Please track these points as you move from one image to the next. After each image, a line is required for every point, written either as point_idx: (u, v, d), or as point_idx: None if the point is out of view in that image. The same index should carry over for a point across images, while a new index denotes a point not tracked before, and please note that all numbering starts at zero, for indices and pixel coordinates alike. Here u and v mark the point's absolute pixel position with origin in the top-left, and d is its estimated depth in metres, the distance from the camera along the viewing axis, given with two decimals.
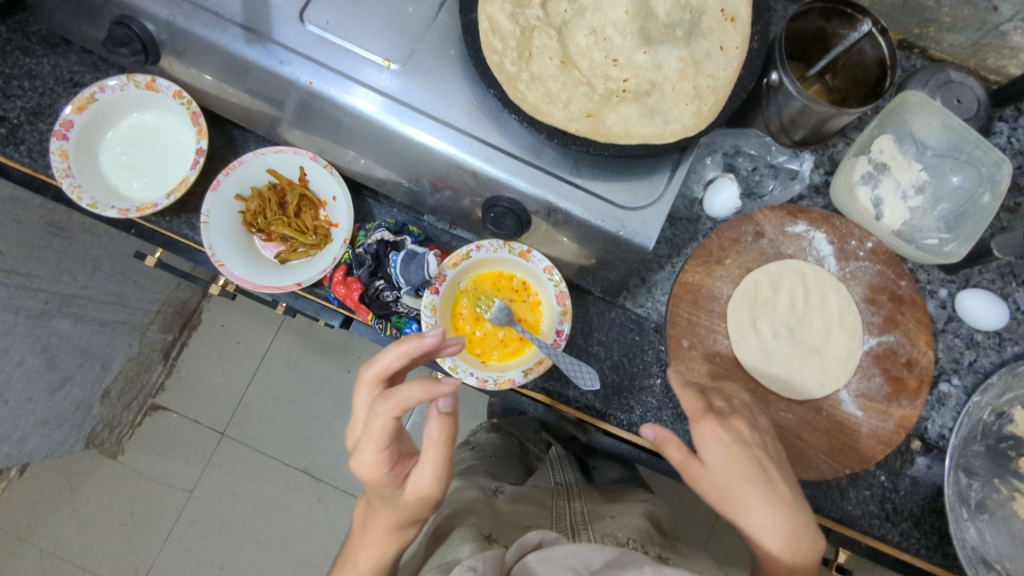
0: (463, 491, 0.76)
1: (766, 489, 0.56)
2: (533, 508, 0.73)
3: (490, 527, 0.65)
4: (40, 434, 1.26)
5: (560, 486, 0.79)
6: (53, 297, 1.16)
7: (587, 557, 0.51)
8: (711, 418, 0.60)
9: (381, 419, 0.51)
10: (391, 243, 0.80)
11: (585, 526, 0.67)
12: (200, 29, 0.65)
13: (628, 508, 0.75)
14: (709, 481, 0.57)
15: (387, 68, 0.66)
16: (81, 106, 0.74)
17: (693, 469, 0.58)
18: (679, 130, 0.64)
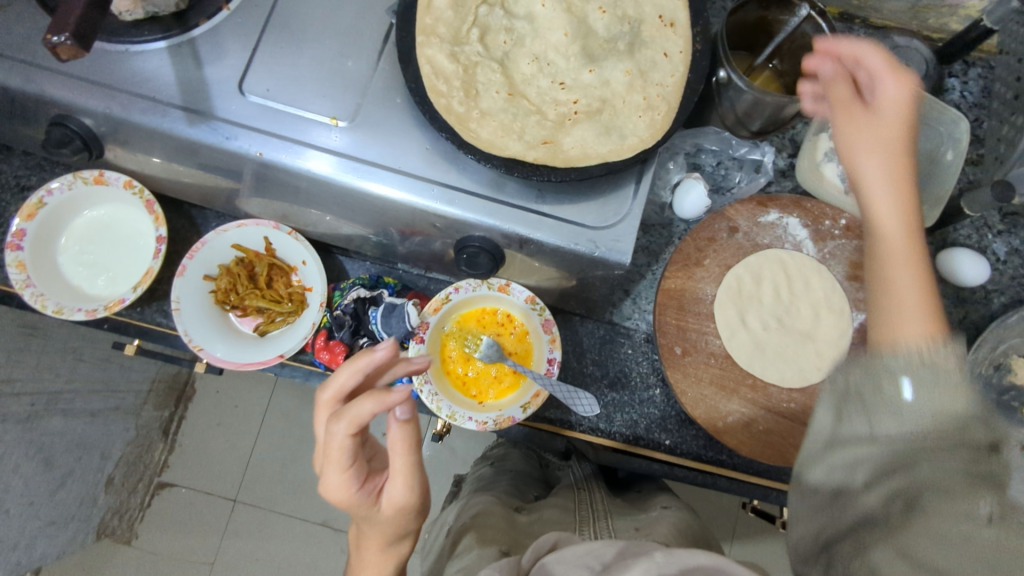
0: (481, 505, 0.75)
1: (889, 154, 0.55)
2: (555, 514, 0.71)
3: (511, 541, 0.64)
4: (47, 535, 1.24)
5: (580, 491, 0.77)
6: (39, 397, 1.13)
7: (599, 553, 0.48)
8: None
9: (337, 436, 0.49)
10: (369, 299, 0.79)
11: (609, 527, 0.66)
12: (139, 116, 0.64)
13: (658, 518, 0.70)
14: (846, 113, 0.58)
15: (336, 126, 0.65)
16: (30, 213, 0.72)
17: (852, 112, 0.58)
18: (637, 143, 0.63)
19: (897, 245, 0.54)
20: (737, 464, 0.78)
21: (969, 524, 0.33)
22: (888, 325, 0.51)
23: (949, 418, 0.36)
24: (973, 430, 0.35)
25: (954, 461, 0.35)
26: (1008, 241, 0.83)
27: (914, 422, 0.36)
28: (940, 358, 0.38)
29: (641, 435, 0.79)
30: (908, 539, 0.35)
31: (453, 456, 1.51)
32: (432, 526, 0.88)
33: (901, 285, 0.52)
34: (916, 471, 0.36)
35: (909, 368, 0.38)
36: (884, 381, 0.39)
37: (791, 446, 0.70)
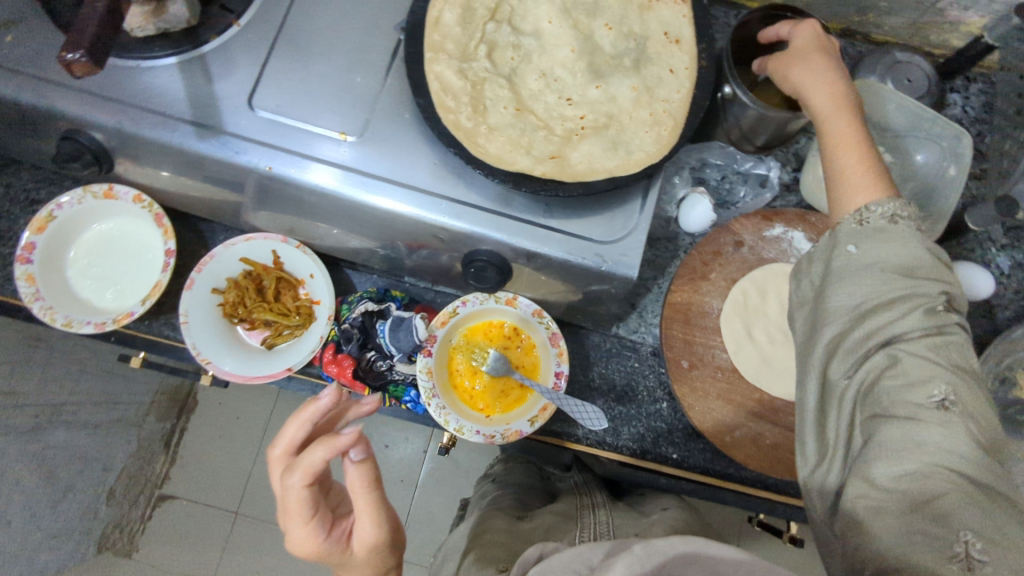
0: (486, 522, 0.74)
1: (810, 62, 0.64)
2: (556, 521, 0.71)
3: (511, 554, 0.63)
4: (48, 549, 1.23)
5: (583, 497, 0.76)
6: (42, 409, 1.13)
7: (588, 556, 0.42)
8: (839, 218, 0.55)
9: (296, 492, 0.50)
10: (376, 312, 0.79)
11: (610, 532, 0.65)
12: (150, 131, 0.64)
13: (658, 521, 0.69)
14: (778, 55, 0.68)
15: (345, 141, 0.65)
16: (40, 226, 0.73)
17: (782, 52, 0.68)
18: (644, 158, 0.64)
19: (833, 121, 0.60)
20: (744, 477, 0.78)
21: (923, 410, 0.44)
22: (843, 192, 0.57)
23: (896, 270, 0.50)
24: (908, 286, 0.49)
25: (910, 318, 0.47)
26: (1011, 255, 0.84)
27: (861, 288, 0.50)
28: (877, 213, 0.52)
29: (648, 448, 0.79)
30: (872, 436, 0.45)
31: (455, 468, 1.52)
32: (440, 548, 0.87)
33: (845, 159, 0.58)
34: (891, 353, 0.47)
35: (858, 234, 0.52)
36: (837, 254, 0.53)
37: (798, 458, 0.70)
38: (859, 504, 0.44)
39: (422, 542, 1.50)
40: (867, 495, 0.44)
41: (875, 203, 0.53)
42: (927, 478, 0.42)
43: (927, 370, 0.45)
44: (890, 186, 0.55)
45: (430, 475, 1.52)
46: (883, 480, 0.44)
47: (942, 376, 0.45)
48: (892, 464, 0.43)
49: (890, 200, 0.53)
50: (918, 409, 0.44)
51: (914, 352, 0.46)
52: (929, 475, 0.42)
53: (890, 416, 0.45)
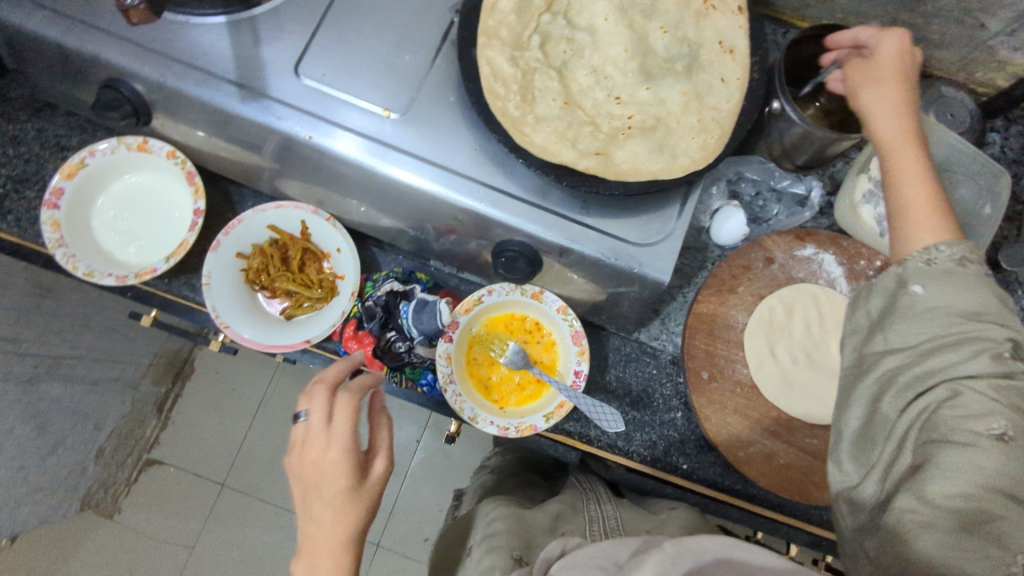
0: (492, 510, 0.74)
1: (886, 86, 0.62)
2: (565, 511, 0.71)
3: (521, 538, 0.63)
4: (33, 502, 1.21)
5: (589, 492, 0.76)
6: (43, 360, 1.12)
7: (612, 552, 0.46)
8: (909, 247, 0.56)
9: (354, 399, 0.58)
10: (401, 293, 0.79)
11: (620, 529, 0.66)
12: (192, 88, 0.63)
13: (664, 520, 0.70)
14: (852, 68, 0.66)
15: (388, 118, 0.65)
16: (71, 172, 0.72)
17: (857, 65, 0.65)
18: (689, 164, 0.63)
19: (901, 153, 0.59)
20: (751, 495, 0.78)
21: (978, 438, 0.44)
22: (904, 231, 0.57)
23: (961, 315, 0.50)
24: (971, 329, 0.49)
25: (976, 360, 0.47)
26: None
27: (922, 328, 0.51)
28: (943, 254, 0.53)
29: (659, 457, 0.79)
30: (929, 459, 0.45)
31: (447, 460, 1.52)
32: (444, 538, 0.87)
33: (909, 195, 0.57)
34: (952, 386, 0.47)
35: (924, 276, 0.53)
36: (901, 294, 0.54)
37: (810, 481, 0.70)
38: (907, 517, 0.43)
39: (407, 532, 1.49)
40: (916, 510, 0.43)
41: (944, 245, 0.53)
42: (978, 498, 0.42)
43: (989, 405, 0.45)
44: (954, 230, 0.55)
45: (422, 465, 1.52)
46: (937, 498, 0.43)
47: (1003, 413, 0.45)
48: (945, 484, 0.43)
49: (959, 243, 0.53)
50: (975, 437, 0.44)
51: (977, 388, 0.46)
52: (985, 498, 0.42)
53: (948, 440, 0.45)
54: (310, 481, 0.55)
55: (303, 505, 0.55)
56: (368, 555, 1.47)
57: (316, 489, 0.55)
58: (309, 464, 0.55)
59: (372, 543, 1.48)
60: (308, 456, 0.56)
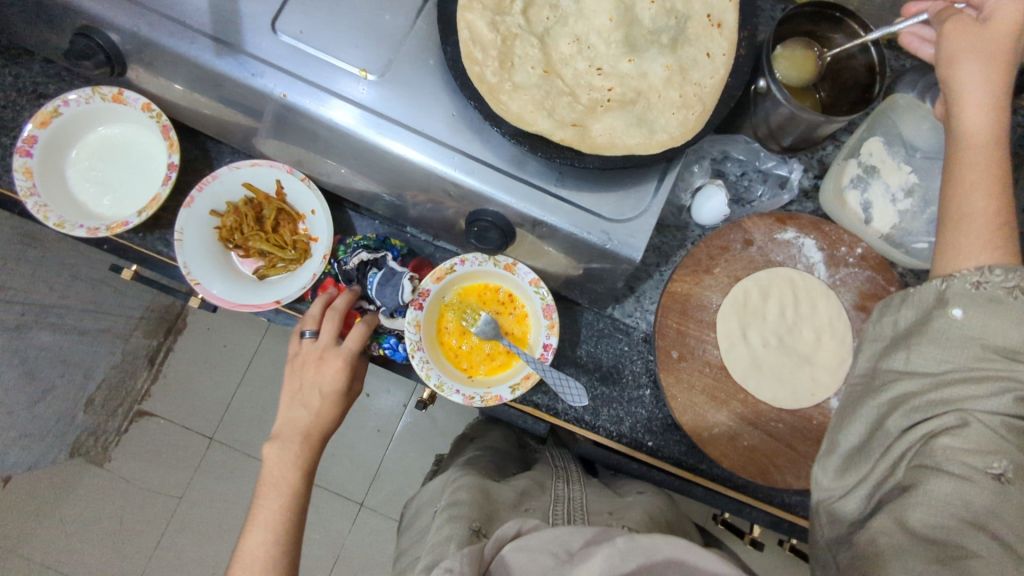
0: (461, 478, 0.75)
1: (991, 63, 0.53)
2: (531, 489, 0.73)
3: (483, 510, 0.64)
4: (20, 446, 1.23)
5: (558, 469, 0.77)
6: (29, 308, 1.13)
7: (565, 540, 0.45)
8: (959, 260, 0.50)
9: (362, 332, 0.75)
10: (370, 262, 0.78)
11: (584, 509, 0.66)
12: (167, 39, 0.62)
13: (628, 505, 0.70)
14: (957, 29, 0.56)
15: (364, 79, 0.63)
16: (44, 120, 0.71)
17: (960, 26, 0.56)
18: (666, 140, 0.62)
19: (975, 151, 0.52)
20: (716, 475, 0.78)
21: (974, 473, 0.42)
22: (954, 243, 0.51)
23: (996, 351, 0.46)
24: (999, 368, 0.45)
25: (996, 399, 0.44)
26: None
27: (952, 356, 0.47)
28: (996, 280, 0.47)
29: (625, 433, 0.79)
30: (917, 483, 0.44)
31: (432, 426, 1.54)
32: (415, 501, 0.89)
33: (971, 205, 0.51)
34: (962, 414, 0.44)
35: (966, 298, 0.48)
36: (936, 316, 0.49)
37: (773, 464, 0.70)
38: (882, 539, 0.43)
39: (391, 494, 1.51)
40: (892, 534, 0.43)
41: (1001, 269, 0.48)
42: (953, 533, 0.41)
43: (997, 440, 0.43)
44: (1015, 252, 0.49)
45: (407, 429, 1.54)
46: (918, 527, 0.42)
47: (1008, 451, 0.42)
48: (928, 514, 0.42)
49: (1017, 270, 0.47)
50: (971, 471, 0.42)
51: (987, 422, 0.43)
52: (967, 534, 0.41)
53: (942, 470, 0.43)
54: (310, 381, 0.72)
55: (296, 398, 0.72)
56: (351, 514, 1.50)
57: (312, 388, 0.72)
58: (313, 367, 0.72)
59: (356, 503, 1.51)
60: (314, 363, 0.73)
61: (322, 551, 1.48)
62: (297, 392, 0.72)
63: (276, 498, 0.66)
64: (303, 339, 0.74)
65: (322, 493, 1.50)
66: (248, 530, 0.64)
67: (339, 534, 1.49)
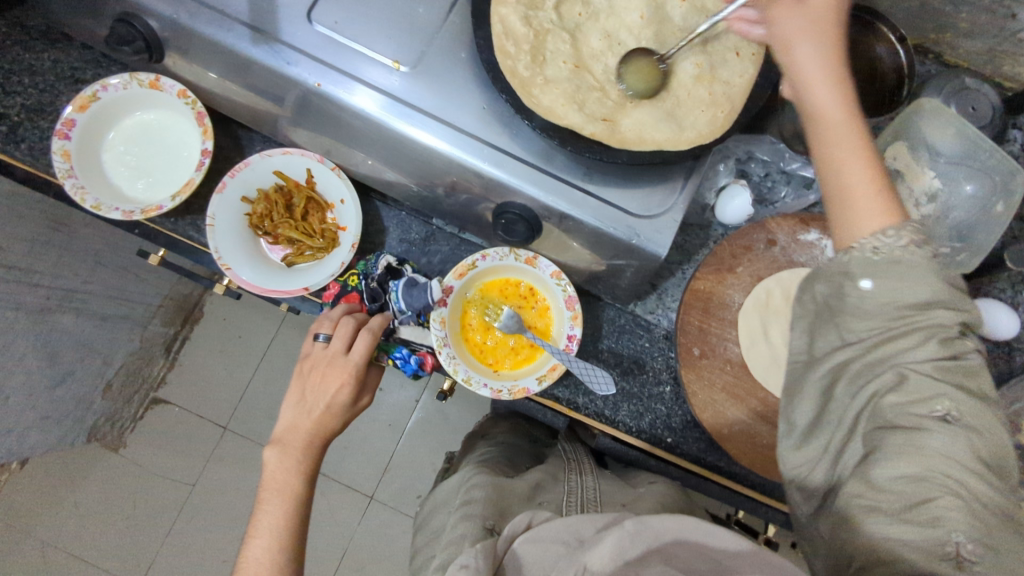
0: (474, 477, 0.75)
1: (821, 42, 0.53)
2: (545, 481, 0.73)
3: (497, 506, 0.64)
4: (40, 429, 1.24)
5: (572, 461, 0.78)
6: (54, 292, 1.14)
7: (578, 528, 0.46)
8: (849, 235, 0.49)
9: (370, 342, 0.74)
10: (392, 271, 0.81)
11: (597, 498, 0.67)
12: (205, 28, 0.63)
13: (643, 495, 0.70)
14: (784, 12, 0.56)
15: (397, 70, 0.64)
16: (83, 105, 0.73)
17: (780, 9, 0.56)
18: (695, 137, 0.63)
19: (833, 125, 0.52)
20: (734, 473, 0.79)
21: (925, 424, 0.42)
22: (847, 219, 0.49)
23: (912, 306, 0.44)
24: (917, 318, 0.44)
25: (924, 347, 0.43)
26: None
27: (874, 323, 0.45)
28: (891, 242, 0.46)
29: (644, 429, 0.80)
30: (878, 445, 0.43)
31: (443, 422, 1.55)
32: (431, 499, 0.89)
33: (851, 176, 0.50)
34: (899, 370, 0.44)
35: (870, 268, 0.46)
36: (849, 288, 0.46)
37: None
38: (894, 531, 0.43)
39: (401, 488, 1.52)
40: (863, 495, 0.42)
41: (893, 230, 0.46)
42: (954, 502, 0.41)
43: (935, 384, 0.42)
44: (901, 211, 0.48)
45: (419, 423, 1.55)
46: (881, 481, 0.42)
47: None
48: (892, 462, 0.42)
49: (907, 227, 0.46)
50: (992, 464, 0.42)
51: (921, 371, 0.43)
52: (929, 476, 0.40)
53: (896, 426, 0.43)
54: (317, 387, 0.73)
55: (302, 404, 0.73)
56: (361, 507, 1.51)
57: (317, 396, 0.72)
58: (320, 374, 0.73)
59: (366, 496, 1.52)
60: (322, 369, 0.74)
61: (331, 544, 1.49)
62: (304, 396, 0.73)
63: (278, 503, 0.66)
64: (317, 342, 0.75)
65: (333, 485, 1.51)
66: (251, 536, 0.65)
67: (349, 527, 1.50)
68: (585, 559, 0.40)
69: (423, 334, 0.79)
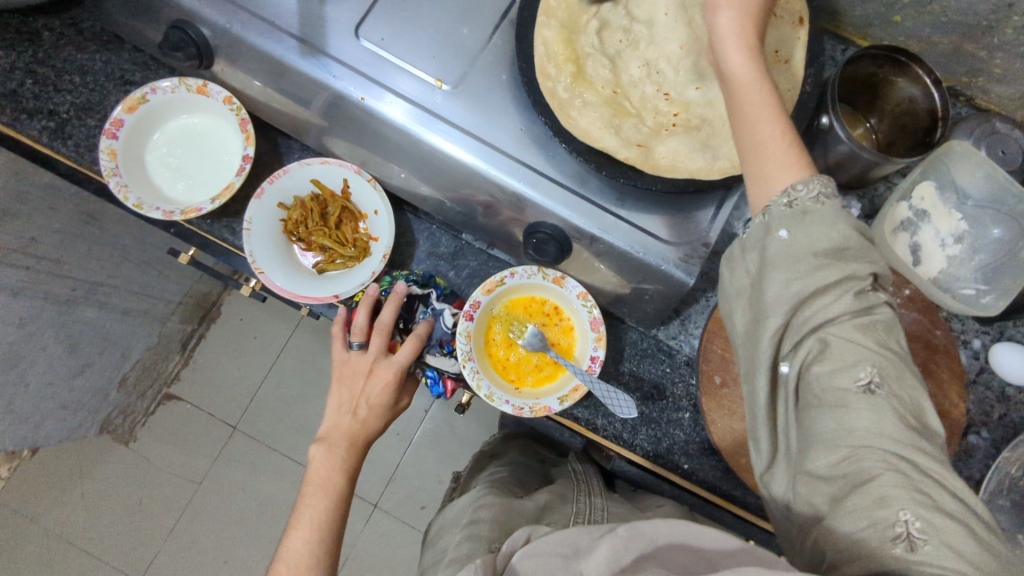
0: (485, 496, 0.75)
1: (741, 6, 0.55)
2: (553, 503, 0.73)
3: (502, 526, 0.65)
4: (56, 418, 1.26)
5: (581, 483, 0.78)
6: (81, 284, 1.16)
7: (577, 539, 0.43)
8: (765, 193, 0.51)
9: (414, 347, 0.75)
10: (419, 296, 0.81)
11: (604, 519, 0.67)
12: (255, 38, 0.65)
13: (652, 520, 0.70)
14: None
15: (440, 89, 0.66)
16: (132, 106, 0.75)
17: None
18: (728, 167, 0.63)
19: (751, 84, 0.53)
20: (748, 503, 0.79)
21: (849, 394, 0.45)
22: (761, 172, 0.52)
23: (825, 253, 0.47)
24: (833, 271, 0.46)
25: (839, 303, 0.46)
26: None
27: (789, 274, 0.47)
28: (803, 194, 0.49)
29: (661, 453, 0.80)
30: (815, 428, 0.46)
31: (451, 434, 1.56)
32: (440, 519, 0.88)
33: (762, 135, 0.52)
34: (822, 337, 0.47)
35: (786, 219, 0.49)
36: (769, 242, 0.49)
37: None
38: None
39: (406, 498, 1.52)
40: (817, 487, 0.46)
41: (803, 184, 0.49)
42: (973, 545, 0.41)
43: (858, 353, 0.46)
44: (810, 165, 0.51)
45: (427, 434, 1.56)
46: (825, 470, 0.45)
47: None
48: (831, 449, 0.45)
49: (816, 180, 0.49)
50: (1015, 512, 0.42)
51: (840, 336, 0.46)
52: (864, 456, 0.44)
53: (827, 403, 0.46)
54: (358, 389, 0.73)
55: (344, 407, 0.73)
56: (365, 515, 1.51)
57: (359, 398, 0.73)
58: (361, 377, 0.74)
59: (370, 504, 1.51)
60: (361, 373, 0.74)
61: None
62: (344, 399, 0.74)
63: (321, 499, 0.66)
64: (353, 349, 0.77)
65: None
66: (291, 529, 0.64)
67: (351, 534, 1.50)
68: (582, 568, 0.41)
69: (449, 362, 0.80)
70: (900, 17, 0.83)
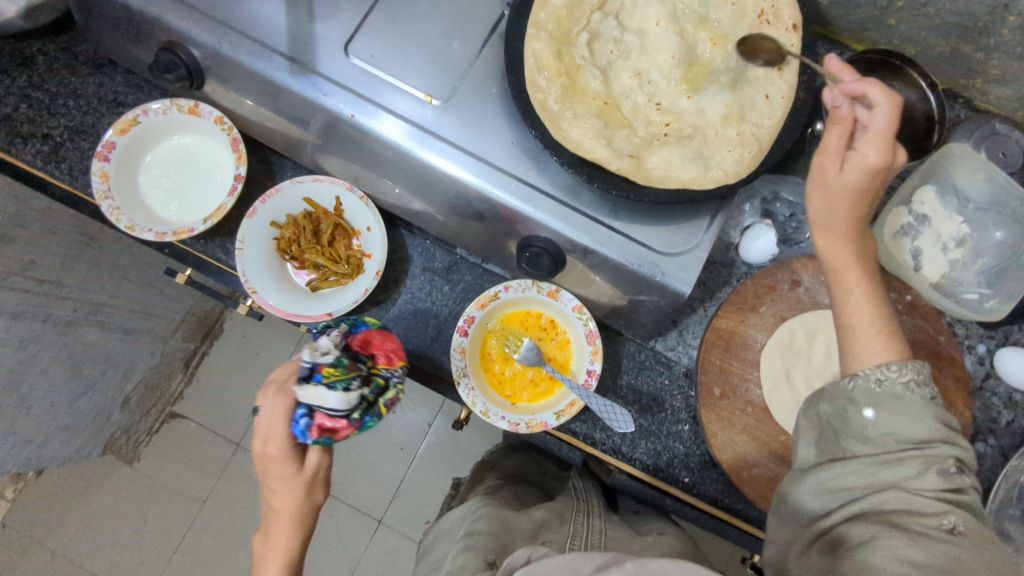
0: (480, 509, 0.74)
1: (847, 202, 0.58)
2: (551, 520, 0.72)
3: (499, 541, 0.63)
4: (59, 440, 1.26)
5: (580, 501, 0.77)
6: (82, 305, 1.17)
7: (577, 564, 0.44)
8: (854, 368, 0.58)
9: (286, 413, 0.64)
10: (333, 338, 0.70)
11: (602, 542, 0.66)
12: (245, 57, 0.65)
13: (650, 546, 0.68)
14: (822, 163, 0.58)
15: (430, 104, 0.65)
16: (124, 128, 0.75)
17: (824, 161, 0.57)
18: (721, 177, 0.63)
19: (846, 268, 0.60)
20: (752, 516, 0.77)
21: (929, 531, 0.46)
22: (853, 348, 0.59)
23: (911, 440, 0.51)
24: (917, 452, 0.50)
25: (925, 474, 0.49)
26: None
27: (875, 449, 0.52)
28: (893, 377, 0.54)
29: (661, 467, 0.79)
30: (873, 536, 0.47)
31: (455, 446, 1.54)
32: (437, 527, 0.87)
33: (856, 314, 0.59)
34: (899, 491, 0.49)
35: (874, 398, 0.53)
36: (855, 417, 0.54)
37: None
38: None
39: (411, 513, 1.51)
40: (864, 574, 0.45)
41: (896, 369, 0.54)
42: None
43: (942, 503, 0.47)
44: (903, 351, 0.57)
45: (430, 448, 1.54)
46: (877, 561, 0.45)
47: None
48: (899, 547, 0.45)
49: (909, 367, 0.54)
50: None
51: (923, 495, 0.48)
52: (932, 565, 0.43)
53: (899, 527, 0.47)
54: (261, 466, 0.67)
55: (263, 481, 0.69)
56: (370, 530, 1.50)
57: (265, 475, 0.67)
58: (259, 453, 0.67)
59: (375, 520, 1.51)
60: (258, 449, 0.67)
61: (337, 566, 1.48)
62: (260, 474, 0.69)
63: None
64: None
65: (343, 507, 1.50)
66: None
67: (356, 550, 1.49)
68: None
69: (316, 391, 0.62)
70: (895, 20, 0.81)
